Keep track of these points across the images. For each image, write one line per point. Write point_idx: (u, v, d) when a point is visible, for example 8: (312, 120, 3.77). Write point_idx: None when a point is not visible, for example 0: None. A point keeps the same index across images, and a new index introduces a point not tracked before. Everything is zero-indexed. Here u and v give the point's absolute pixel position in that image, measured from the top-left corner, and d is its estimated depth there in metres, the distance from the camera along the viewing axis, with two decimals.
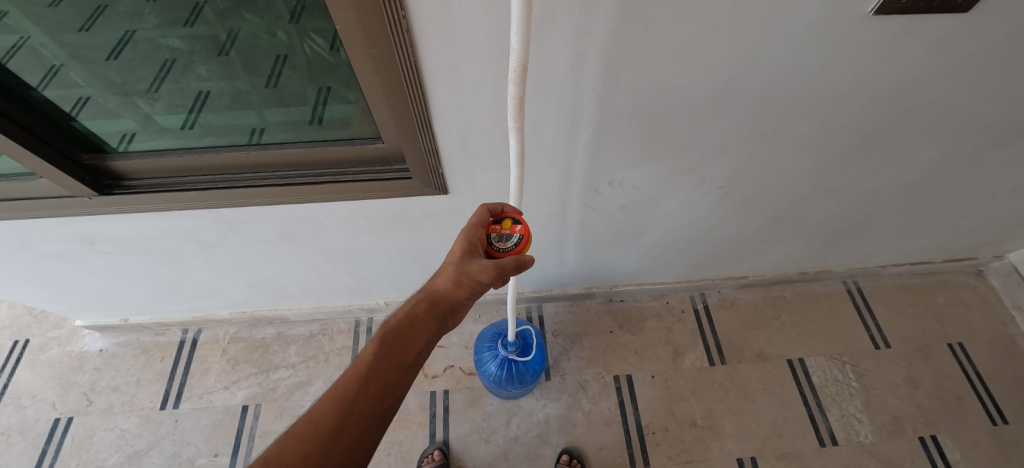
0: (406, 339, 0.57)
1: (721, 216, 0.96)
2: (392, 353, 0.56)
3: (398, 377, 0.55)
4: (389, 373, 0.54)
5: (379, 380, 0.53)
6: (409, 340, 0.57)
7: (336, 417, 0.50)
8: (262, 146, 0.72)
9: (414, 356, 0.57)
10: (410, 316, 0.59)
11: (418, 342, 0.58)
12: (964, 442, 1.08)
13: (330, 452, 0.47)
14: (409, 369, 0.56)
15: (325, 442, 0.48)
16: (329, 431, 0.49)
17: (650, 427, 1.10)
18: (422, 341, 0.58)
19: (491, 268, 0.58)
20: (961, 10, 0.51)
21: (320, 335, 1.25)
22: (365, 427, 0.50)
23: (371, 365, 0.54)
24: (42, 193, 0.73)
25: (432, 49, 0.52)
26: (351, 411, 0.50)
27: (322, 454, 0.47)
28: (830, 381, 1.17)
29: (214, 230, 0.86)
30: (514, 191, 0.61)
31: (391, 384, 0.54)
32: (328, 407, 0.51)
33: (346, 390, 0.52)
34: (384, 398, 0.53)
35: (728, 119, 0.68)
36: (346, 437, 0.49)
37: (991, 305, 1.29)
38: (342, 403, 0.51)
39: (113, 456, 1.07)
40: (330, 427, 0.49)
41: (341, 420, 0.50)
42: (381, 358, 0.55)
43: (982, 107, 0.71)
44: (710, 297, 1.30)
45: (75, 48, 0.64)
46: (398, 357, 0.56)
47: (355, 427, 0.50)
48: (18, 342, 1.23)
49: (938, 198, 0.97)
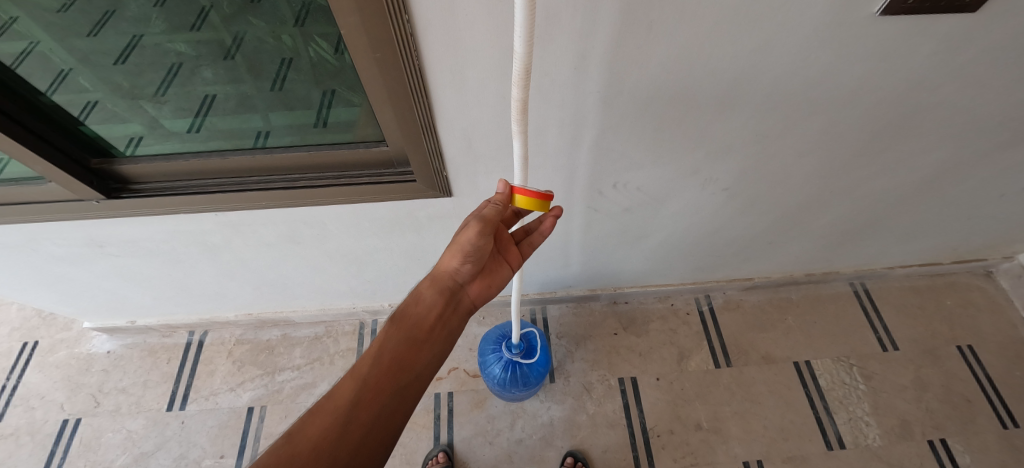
0: (413, 316, 0.60)
1: (727, 218, 0.95)
2: (403, 329, 0.58)
3: (411, 352, 0.57)
4: (401, 348, 0.57)
5: (392, 355, 0.56)
6: (418, 316, 0.60)
7: (354, 391, 0.51)
8: (266, 149, 0.72)
9: (425, 332, 0.59)
10: (417, 295, 0.62)
11: (427, 319, 0.60)
12: (975, 446, 1.06)
13: (350, 425, 0.49)
14: (421, 344, 0.58)
15: (344, 415, 0.49)
16: (347, 405, 0.50)
17: (655, 429, 1.10)
18: (431, 318, 0.61)
19: (482, 228, 0.57)
20: (970, 9, 0.50)
21: (325, 337, 1.25)
22: (382, 400, 0.52)
23: (385, 342, 0.57)
24: (51, 197, 0.73)
25: (437, 53, 0.52)
26: (368, 384, 0.52)
27: (342, 427, 0.48)
28: (837, 384, 1.16)
29: (220, 232, 0.87)
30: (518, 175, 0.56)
31: (405, 359, 0.56)
32: (345, 384, 0.52)
33: (362, 366, 0.54)
34: (400, 373, 0.55)
35: (732, 120, 0.68)
36: (365, 411, 0.50)
37: (1001, 307, 1.27)
38: (358, 379, 0.52)
39: (121, 457, 1.08)
40: (348, 400, 0.50)
41: (358, 394, 0.51)
42: (393, 335, 0.58)
43: (992, 107, 0.70)
44: (714, 300, 1.29)
45: (84, 53, 0.65)
46: (408, 332, 0.58)
47: (374, 400, 0.51)
48: (27, 343, 1.25)
49: (948, 198, 0.96)
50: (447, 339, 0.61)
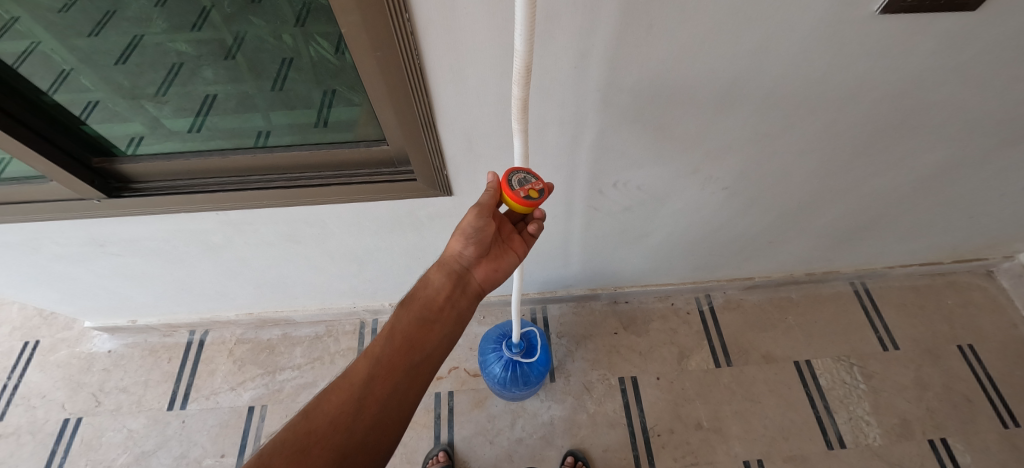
0: (423, 297, 0.62)
1: (727, 217, 0.95)
2: (413, 309, 0.61)
3: (422, 332, 0.59)
4: (412, 328, 0.59)
5: (403, 334, 0.58)
6: (427, 297, 0.62)
7: (368, 369, 0.54)
8: (267, 148, 0.72)
9: (435, 313, 0.61)
10: (426, 279, 0.64)
11: (437, 300, 0.62)
12: (976, 445, 1.06)
13: (364, 401, 0.51)
14: (432, 323, 0.60)
15: (359, 392, 0.52)
16: (362, 382, 0.53)
17: (655, 429, 1.10)
18: (440, 298, 0.62)
19: (479, 209, 0.58)
20: (970, 8, 0.50)
21: (326, 336, 1.25)
22: (395, 377, 0.54)
23: (396, 323, 0.59)
24: (52, 196, 0.74)
25: (437, 51, 0.52)
26: (382, 363, 0.55)
27: (357, 403, 0.51)
28: (837, 383, 1.16)
29: (221, 231, 0.87)
30: (518, 159, 0.54)
31: (417, 338, 0.58)
32: (359, 363, 0.55)
33: (375, 346, 0.56)
34: (411, 352, 0.57)
35: (732, 119, 0.68)
36: (379, 388, 0.53)
37: (1002, 306, 1.27)
38: (372, 358, 0.55)
39: (122, 456, 1.08)
40: (363, 377, 0.53)
41: (373, 372, 0.54)
42: (404, 316, 0.60)
43: (992, 106, 0.70)
44: (715, 299, 1.29)
45: (85, 53, 0.65)
46: (418, 312, 0.60)
47: (388, 377, 0.54)
48: (28, 342, 1.25)
49: (948, 197, 0.96)
50: (457, 320, 0.63)
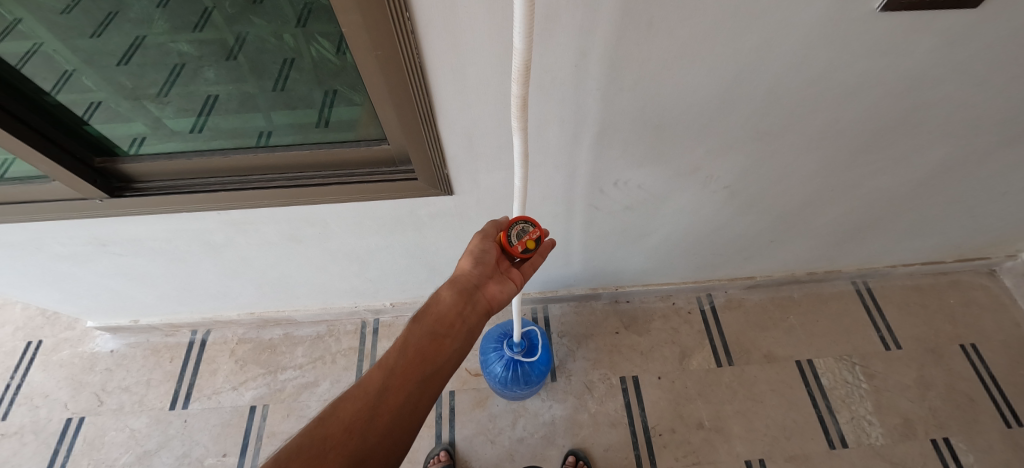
0: (435, 312, 0.62)
1: (728, 216, 0.95)
2: (425, 324, 0.61)
3: (434, 346, 0.59)
4: (424, 342, 0.59)
5: (416, 346, 0.58)
6: (438, 313, 0.62)
7: (382, 379, 0.54)
8: (270, 147, 0.73)
9: (446, 327, 0.61)
10: (437, 297, 0.64)
11: (448, 315, 0.62)
12: (979, 445, 1.06)
13: (378, 409, 0.52)
14: (443, 337, 0.60)
15: (374, 400, 0.52)
16: (376, 391, 0.53)
17: (657, 428, 1.10)
18: (452, 314, 0.62)
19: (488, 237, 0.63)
20: (968, 5, 0.50)
21: (327, 336, 1.26)
22: (407, 388, 0.54)
23: (408, 336, 0.59)
24: (54, 197, 0.74)
25: (438, 51, 0.53)
26: (395, 373, 0.55)
27: (370, 410, 0.51)
28: (839, 383, 1.16)
29: (222, 231, 0.87)
30: (518, 164, 0.54)
31: (428, 352, 0.58)
32: (373, 374, 0.55)
33: (389, 358, 0.57)
34: (423, 365, 0.57)
35: (733, 117, 0.68)
36: (393, 396, 0.53)
37: (1004, 305, 1.27)
38: (385, 369, 0.55)
39: (123, 456, 1.08)
40: (377, 386, 0.53)
41: (386, 381, 0.54)
42: (416, 329, 0.60)
43: (993, 104, 0.70)
44: (716, 298, 1.29)
45: (87, 53, 0.64)
46: (430, 327, 0.60)
47: (400, 388, 0.54)
48: (32, 342, 1.26)
49: (952, 195, 0.95)
50: (467, 335, 0.62)
